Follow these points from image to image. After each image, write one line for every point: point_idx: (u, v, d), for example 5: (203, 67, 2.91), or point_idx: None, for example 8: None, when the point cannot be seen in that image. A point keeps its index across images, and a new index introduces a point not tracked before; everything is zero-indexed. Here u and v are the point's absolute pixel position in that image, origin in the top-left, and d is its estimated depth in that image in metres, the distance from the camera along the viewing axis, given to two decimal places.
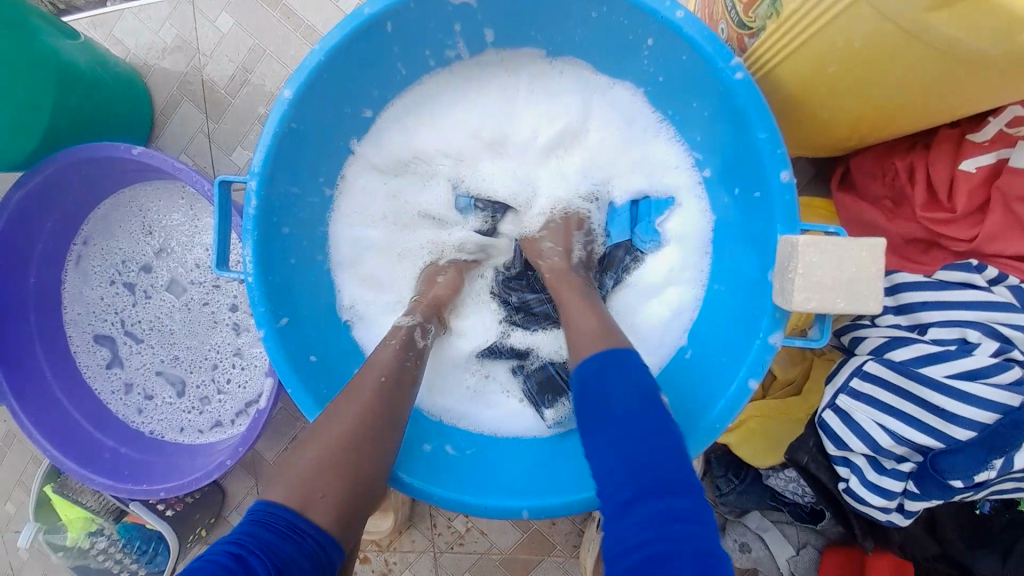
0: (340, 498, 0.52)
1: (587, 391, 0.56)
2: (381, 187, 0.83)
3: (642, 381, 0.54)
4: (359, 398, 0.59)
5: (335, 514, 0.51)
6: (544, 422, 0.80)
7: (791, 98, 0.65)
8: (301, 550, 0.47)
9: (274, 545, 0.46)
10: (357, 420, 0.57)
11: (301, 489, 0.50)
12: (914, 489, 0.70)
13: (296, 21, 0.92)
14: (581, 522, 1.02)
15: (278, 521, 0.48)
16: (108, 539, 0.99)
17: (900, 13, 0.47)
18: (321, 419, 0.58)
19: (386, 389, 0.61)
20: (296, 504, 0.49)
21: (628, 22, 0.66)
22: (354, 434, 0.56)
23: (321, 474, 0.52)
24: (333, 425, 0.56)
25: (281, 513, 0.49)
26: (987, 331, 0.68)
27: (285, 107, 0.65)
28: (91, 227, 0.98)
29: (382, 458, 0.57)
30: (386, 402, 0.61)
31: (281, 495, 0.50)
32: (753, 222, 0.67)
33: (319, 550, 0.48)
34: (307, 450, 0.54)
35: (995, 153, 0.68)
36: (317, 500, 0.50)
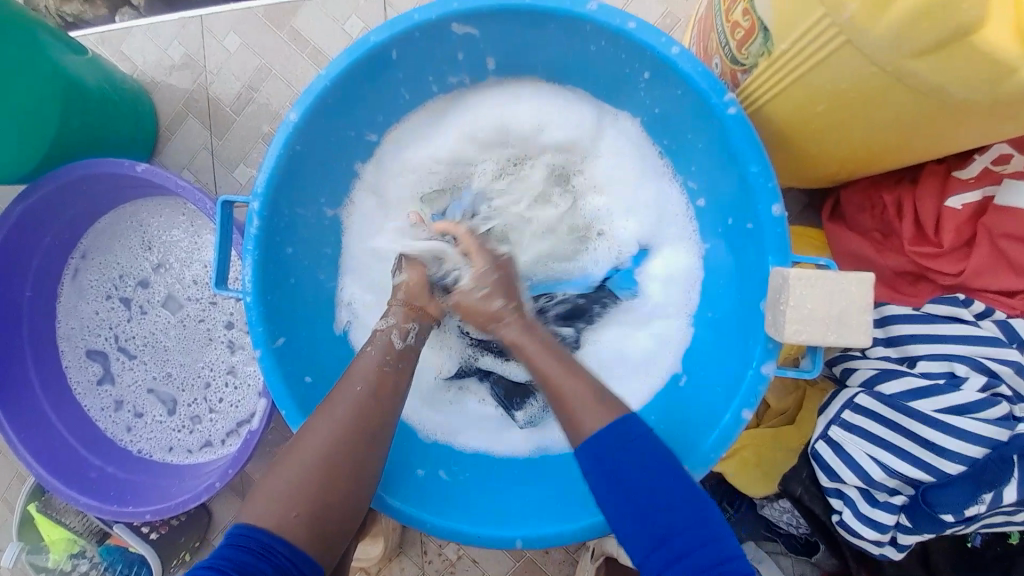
0: (313, 517, 0.53)
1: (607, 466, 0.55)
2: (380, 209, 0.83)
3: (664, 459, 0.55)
4: (342, 418, 0.59)
5: (310, 533, 0.53)
6: (517, 423, 0.81)
7: (781, 133, 0.67)
8: (277, 569, 0.49)
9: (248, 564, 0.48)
10: (333, 439, 0.57)
11: (275, 510, 0.53)
12: (906, 522, 0.70)
13: (303, 42, 0.94)
14: (574, 551, 1.00)
15: (254, 542, 0.50)
16: (90, 562, 0.96)
17: (885, 60, 0.49)
18: (298, 437, 0.59)
19: (368, 405, 0.60)
20: (272, 524, 0.52)
21: (626, 56, 0.68)
22: (330, 454, 0.56)
23: (296, 494, 0.54)
24: (310, 445, 0.57)
25: (257, 535, 0.51)
26: (975, 365, 0.69)
27: (289, 130, 0.67)
28: (91, 242, 0.98)
29: (363, 473, 0.58)
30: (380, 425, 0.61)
31: (257, 517, 0.52)
32: (744, 253, 0.68)
33: (295, 568, 0.51)
34: (281, 471, 0.56)
35: (981, 190, 0.70)
36: (293, 520, 0.52)
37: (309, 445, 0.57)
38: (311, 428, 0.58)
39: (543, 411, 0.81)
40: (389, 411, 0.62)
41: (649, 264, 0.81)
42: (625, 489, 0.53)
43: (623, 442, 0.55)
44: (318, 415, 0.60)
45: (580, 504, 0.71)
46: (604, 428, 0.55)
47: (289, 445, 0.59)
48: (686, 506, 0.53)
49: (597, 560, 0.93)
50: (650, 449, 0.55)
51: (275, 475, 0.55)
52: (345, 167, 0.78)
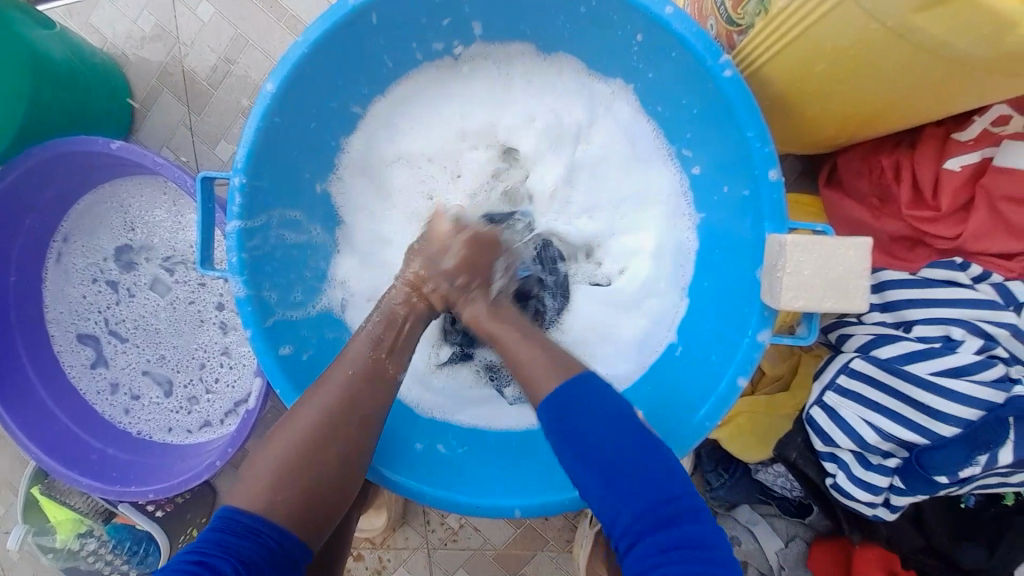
0: (297, 499, 0.54)
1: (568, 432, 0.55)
2: (369, 185, 0.81)
3: (618, 408, 0.56)
4: (331, 399, 0.60)
5: (297, 515, 0.54)
6: (506, 400, 0.83)
7: (778, 97, 0.66)
8: (266, 550, 0.51)
9: (236, 550, 0.49)
10: (322, 420, 0.58)
11: (259, 493, 0.53)
12: (899, 484, 0.72)
13: (280, 10, 0.90)
14: (574, 517, 1.03)
15: (240, 525, 0.51)
16: (97, 540, 0.98)
17: (889, 16, 0.47)
18: (287, 419, 0.59)
19: (358, 385, 0.61)
20: (260, 509, 0.53)
21: (618, 17, 0.65)
22: (317, 435, 0.57)
23: (283, 479, 0.54)
24: (297, 428, 0.57)
25: (239, 517, 0.52)
26: (972, 329, 0.69)
27: (267, 101, 0.64)
28: (72, 224, 0.96)
29: (355, 454, 0.58)
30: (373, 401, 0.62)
31: (243, 500, 0.53)
32: (739, 219, 0.67)
33: (283, 550, 0.52)
34: (268, 455, 0.56)
35: (979, 153, 0.69)
36: (278, 503, 0.53)
37: (306, 423, 0.57)
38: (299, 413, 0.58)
39: None
40: (378, 400, 0.62)
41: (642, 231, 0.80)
42: (585, 443, 0.54)
43: (584, 400, 0.56)
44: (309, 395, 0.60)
45: None
46: (564, 385, 0.56)
47: (274, 428, 0.59)
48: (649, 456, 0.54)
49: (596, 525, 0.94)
50: (608, 405, 0.56)
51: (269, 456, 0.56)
52: (329, 142, 0.76)
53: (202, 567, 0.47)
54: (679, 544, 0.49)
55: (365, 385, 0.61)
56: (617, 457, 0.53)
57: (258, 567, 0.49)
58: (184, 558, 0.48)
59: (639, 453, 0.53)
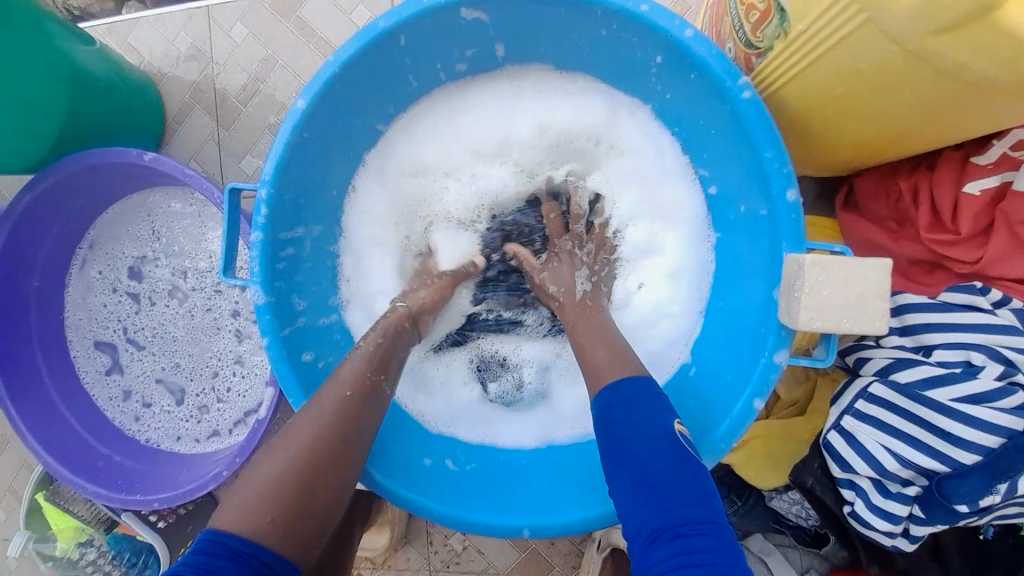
0: (286, 520, 0.52)
1: (607, 431, 0.57)
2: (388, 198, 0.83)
3: (658, 415, 0.56)
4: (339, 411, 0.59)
5: (285, 536, 0.51)
6: (486, 396, 0.84)
7: (795, 119, 0.67)
8: (249, 570, 0.48)
9: (220, 571, 0.46)
10: (317, 438, 0.56)
11: (254, 509, 0.51)
12: (919, 513, 0.69)
13: (309, 34, 0.94)
14: (580, 543, 1.00)
15: (221, 547, 0.48)
16: (97, 550, 0.97)
17: (908, 39, 0.48)
18: (277, 438, 0.57)
19: (353, 407, 0.60)
20: (251, 527, 0.50)
21: (637, 39, 0.67)
22: (306, 456, 0.55)
23: (272, 496, 0.52)
24: (285, 449, 0.55)
25: (224, 540, 0.49)
26: (992, 355, 0.68)
27: (299, 116, 0.65)
28: (98, 232, 0.98)
29: (343, 472, 0.57)
30: None
31: (228, 522, 0.50)
32: (755, 242, 0.68)
33: (268, 569, 0.49)
34: (254, 475, 0.54)
35: (998, 177, 0.69)
36: (267, 523, 0.51)
37: (313, 438, 0.56)
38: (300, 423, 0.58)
39: (516, 390, 0.84)
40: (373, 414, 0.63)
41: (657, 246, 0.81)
42: (618, 447, 0.55)
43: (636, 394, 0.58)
44: (302, 413, 0.59)
45: (591, 493, 0.70)
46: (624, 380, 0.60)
47: (282, 430, 0.58)
48: (677, 463, 0.52)
49: (605, 550, 0.91)
50: (651, 409, 0.57)
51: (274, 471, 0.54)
52: (352, 159, 0.78)
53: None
54: (689, 555, 0.45)
55: (364, 403, 0.61)
56: (638, 455, 0.53)
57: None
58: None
59: (664, 459, 0.52)
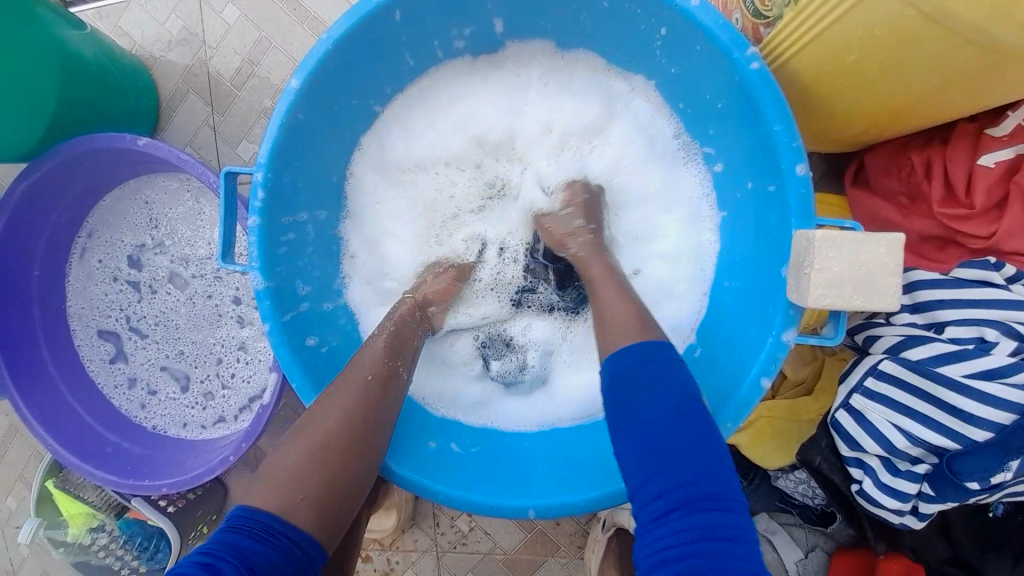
0: (316, 501, 0.52)
1: (622, 396, 0.54)
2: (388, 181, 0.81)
3: (678, 382, 0.53)
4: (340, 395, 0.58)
5: (315, 516, 0.51)
6: (488, 372, 0.84)
7: (803, 91, 0.65)
8: (277, 552, 0.47)
9: (250, 553, 0.46)
10: (340, 423, 0.57)
11: (277, 492, 0.51)
12: (929, 491, 0.69)
13: (303, 14, 0.91)
14: (586, 523, 1.01)
15: (257, 525, 0.48)
16: (109, 535, 0.98)
17: (924, 1, 0.46)
18: (306, 421, 0.57)
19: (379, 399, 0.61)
20: (274, 509, 0.50)
21: (640, 11, 0.65)
22: (330, 440, 0.55)
23: (303, 476, 0.52)
24: (311, 433, 0.56)
25: (257, 518, 0.49)
26: (1006, 330, 0.66)
27: (293, 97, 0.64)
28: (96, 221, 0.97)
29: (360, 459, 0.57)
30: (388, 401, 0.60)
31: (261, 500, 0.50)
32: (764, 218, 0.66)
33: (300, 552, 0.49)
34: (283, 458, 0.54)
35: (1013, 148, 0.67)
36: (302, 500, 0.51)
37: (322, 424, 0.56)
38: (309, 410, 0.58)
39: (519, 369, 0.83)
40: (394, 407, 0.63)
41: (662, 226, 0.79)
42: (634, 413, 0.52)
43: (648, 361, 0.55)
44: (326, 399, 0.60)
45: (597, 475, 0.70)
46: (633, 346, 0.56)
47: (303, 416, 0.58)
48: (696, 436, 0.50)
49: (609, 531, 0.92)
50: (671, 376, 0.53)
51: (280, 458, 0.54)
52: (350, 142, 0.77)
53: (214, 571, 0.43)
54: (704, 532, 0.44)
55: (378, 392, 0.61)
56: (656, 425, 0.51)
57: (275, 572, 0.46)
58: (195, 559, 0.44)
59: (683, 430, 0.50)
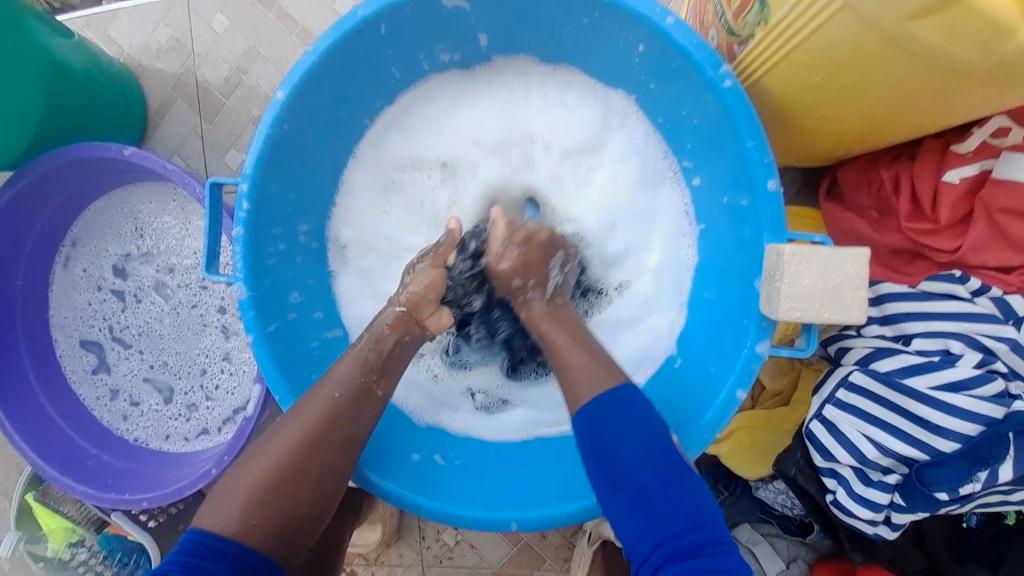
0: (273, 524, 0.53)
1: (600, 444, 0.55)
2: (377, 194, 0.83)
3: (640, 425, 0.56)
4: (312, 418, 0.58)
5: (273, 536, 0.53)
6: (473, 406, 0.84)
7: (779, 105, 0.67)
8: (232, 568, 0.50)
9: (205, 570, 0.48)
10: (304, 441, 0.56)
11: (235, 516, 0.52)
12: (900, 502, 0.70)
13: (291, 23, 0.93)
14: (572, 536, 1.01)
15: (206, 547, 0.50)
16: (89, 551, 0.96)
17: (884, 24, 0.48)
18: (264, 440, 0.58)
19: (342, 407, 0.59)
20: (231, 531, 0.51)
21: (618, 27, 0.67)
22: (291, 458, 0.56)
23: (261, 500, 0.53)
24: (283, 446, 0.56)
25: (207, 539, 0.51)
26: (972, 343, 0.68)
27: (278, 109, 0.65)
28: (82, 229, 0.97)
29: (335, 472, 0.58)
30: (357, 408, 0.61)
31: (214, 523, 0.52)
32: (736, 231, 0.69)
33: (250, 567, 0.51)
34: (241, 474, 0.55)
35: (978, 165, 0.70)
36: (253, 527, 0.52)
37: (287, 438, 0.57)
38: (283, 424, 0.58)
39: (499, 405, 0.84)
40: (363, 418, 0.61)
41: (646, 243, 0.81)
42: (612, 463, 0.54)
43: (609, 410, 0.56)
44: (290, 415, 0.59)
45: (578, 486, 0.71)
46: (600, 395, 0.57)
47: (262, 437, 0.58)
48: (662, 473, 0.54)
49: (595, 543, 0.93)
50: (635, 421, 0.56)
51: (240, 475, 0.55)
52: (335, 155, 0.78)
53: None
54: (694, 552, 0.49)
55: (347, 410, 0.60)
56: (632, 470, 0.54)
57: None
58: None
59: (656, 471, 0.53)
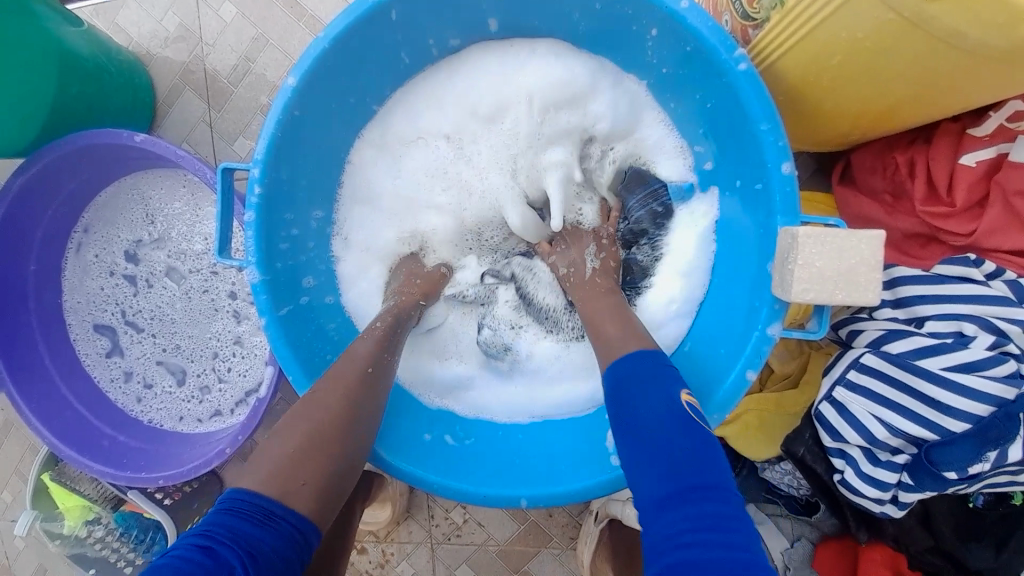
0: (316, 486, 0.52)
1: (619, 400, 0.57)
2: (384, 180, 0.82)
3: (665, 386, 0.56)
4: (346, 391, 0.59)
5: (312, 500, 0.51)
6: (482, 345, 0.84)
7: (792, 91, 0.66)
8: (278, 536, 0.47)
9: (249, 539, 0.45)
10: (338, 409, 0.57)
11: (278, 480, 0.50)
12: (908, 480, 0.71)
13: (301, 11, 0.91)
14: (578, 514, 1.03)
15: (251, 510, 0.47)
16: (106, 528, 0.99)
17: (906, 5, 0.47)
18: (300, 406, 0.57)
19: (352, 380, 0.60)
20: (273, 494, 0.49)
21: (632, 11, 0.66)
22: (324, 431, 0.55)
23: (301, 459, 0.52)
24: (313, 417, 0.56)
25: (253, 501, 0.48)
26: (985, 325, 0.69)
27: (289, 95, 0.65)
28: (93, 215, 0.97)
29: (355, 442, 0.57)
30: (381, 385, 0.63)
31: (257, 486, 0.49)
32: (748, 215, 0.69)
33: (296, 536, 0.48)
34: (278, 438, 0.54)
35: (994, 148, 0.69)
36: (297, 487, 0.50)
37: (318, 410, 0.57)
38: (322, 394, 0.58)
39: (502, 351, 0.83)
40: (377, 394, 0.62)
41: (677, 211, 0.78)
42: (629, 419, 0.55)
43: (634, 371, 0.58)
44: (323, 386, 0.59)
45: (586, 466, 0.72)
46: (629, 357, 0.60)
47: (304, 398, 0.58)
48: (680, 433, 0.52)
49: (602, 522, 0.94)
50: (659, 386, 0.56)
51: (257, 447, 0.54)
52: (345, 141, 0.78)
53: (208, 555, 0.43)
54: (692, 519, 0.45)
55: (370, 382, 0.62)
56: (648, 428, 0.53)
57: (267, 555, 0.45)
58: (188, 542, 0.44)
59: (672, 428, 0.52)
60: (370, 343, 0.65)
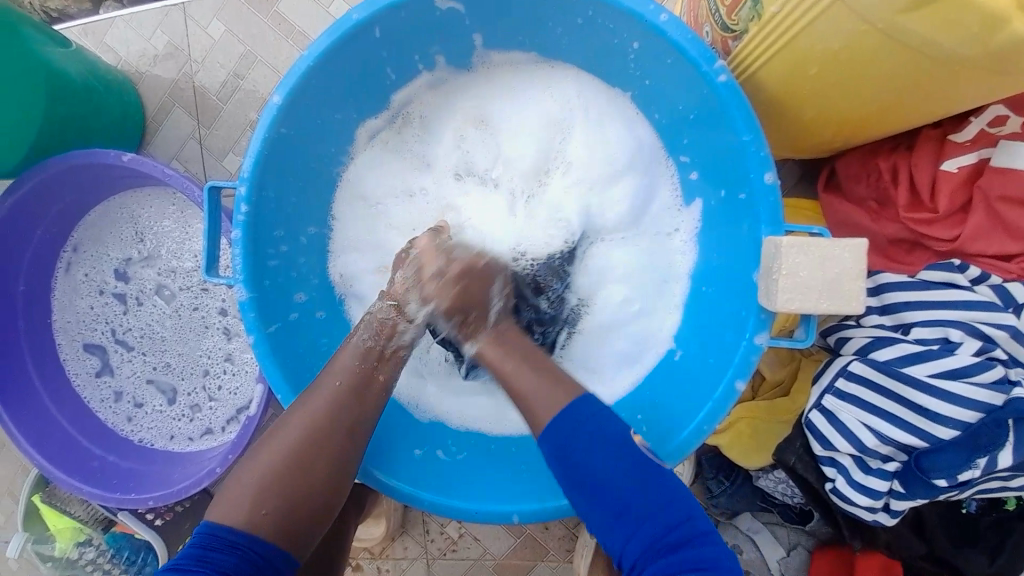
0: (283, 514, 0.53)
1: (567, 456, 0.56)
2: (362, 206, 0.82)
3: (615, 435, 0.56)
4: (316, 418, 0.58)
5: (283, 531, 0.53)
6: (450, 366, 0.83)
7: (773, 99, 0.66)
8: (244, 560, 0.50)
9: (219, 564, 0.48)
10: (305, 441, 0.56)
11: (243, 507, 0.52)
12: (900, 489, 0.71)
13: (288, 28, 0.92)
14: (574, 526, 1.02)
15: (219, 539, 0.50)
16: (96, 550, 0.97)
17: (879, 17, 0.48)
18: (263, 441, 0.57)
19: (343, 401, 0.60)
20: (239, 522, 0.51)
21: (615, 25, 0.66)
22: (291, 458, 0.55)
23: (268, 494, 0.53)
24: (288, 442, 0.56)
25: (222, 532, 0.51)
26: (969, 330, 0.69)
27: (274, 111, 0.65)
28: (82, 233, 0.97)
29: (325, 467, 0.57)
30: (365, 400, 0.62)
31: (226, 516, 0.52)
32: (735, 226, 0.68)
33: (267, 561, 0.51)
34: (249, 467, 0.55)
35: (977, 153, 0.70)
36: (263, 517, 0.52)
37: (288, 438, 0.56)
38: (290, 419, 0.58)
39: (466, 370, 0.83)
40: (361, 411, 0.61)
41: (668, 212, 0.79)
42: (579, 470, 0.55)
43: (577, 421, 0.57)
44: (291, 415, 0.58)
45: None
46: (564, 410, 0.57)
47: (268, 430, 0.58)
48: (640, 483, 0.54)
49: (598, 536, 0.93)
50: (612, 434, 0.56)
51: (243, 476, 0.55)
52: (332, 155, 0.78)
53: None
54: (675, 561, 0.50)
55: (356, 397, 0.60)
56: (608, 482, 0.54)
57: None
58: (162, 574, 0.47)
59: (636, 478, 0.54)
60: (349, 356, 0.63)
